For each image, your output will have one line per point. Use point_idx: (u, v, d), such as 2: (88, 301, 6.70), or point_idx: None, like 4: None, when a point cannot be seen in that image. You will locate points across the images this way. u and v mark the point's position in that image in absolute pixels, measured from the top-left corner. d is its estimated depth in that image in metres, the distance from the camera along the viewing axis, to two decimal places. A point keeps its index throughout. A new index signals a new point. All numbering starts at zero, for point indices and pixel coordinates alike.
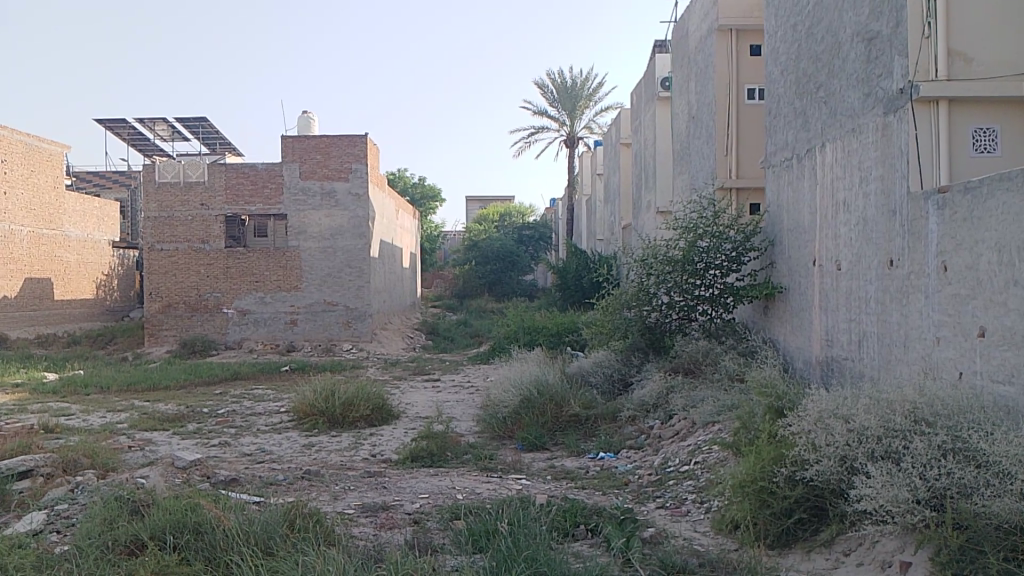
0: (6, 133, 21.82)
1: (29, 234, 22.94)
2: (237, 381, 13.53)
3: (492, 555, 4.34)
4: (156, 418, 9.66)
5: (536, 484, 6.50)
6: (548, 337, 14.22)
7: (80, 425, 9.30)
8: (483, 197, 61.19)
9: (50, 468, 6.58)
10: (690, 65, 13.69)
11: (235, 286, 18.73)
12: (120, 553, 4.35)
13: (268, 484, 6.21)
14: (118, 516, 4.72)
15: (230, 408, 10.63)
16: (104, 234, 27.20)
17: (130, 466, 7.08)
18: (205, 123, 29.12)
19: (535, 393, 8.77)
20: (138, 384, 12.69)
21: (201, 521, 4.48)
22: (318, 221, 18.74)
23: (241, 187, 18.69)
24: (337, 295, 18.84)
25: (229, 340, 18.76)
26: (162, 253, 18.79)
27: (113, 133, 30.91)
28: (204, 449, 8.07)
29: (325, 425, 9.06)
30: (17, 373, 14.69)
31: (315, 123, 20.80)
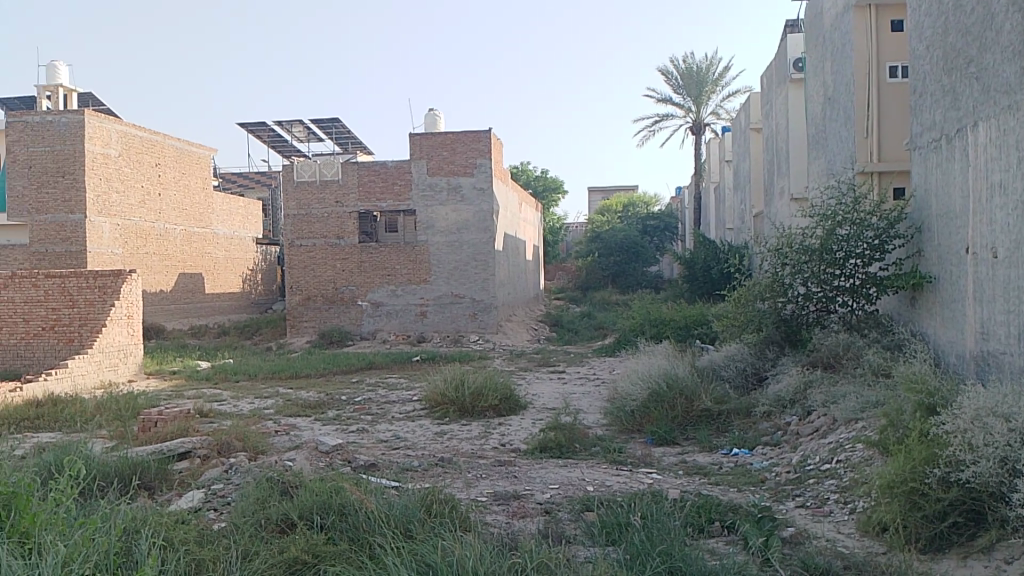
0: (160, 138, 23.62)
1: (182, 233, 24.78)
2: (371, 370, 14.08)
3: (626, 547, 4.32)
4: (299, 405, 10.20)
5: (668, 479, 6.40)
6: (676, 330, 13.97)
7: (231, 410, 9.99)
8: (605, 188, 60.79)
9: (206, 450, 7.06)
10: (825, 44, 13.04)
11: (368, 280, 19.50)
12: (272, 530, 4.61)
13: (405, 470, 6.43)
14: (269, 496, 5.01)
15: (366, 396, 11.10)
16: (249, 232, 28.99)
17: (278, 449, 7.51)
18: (337, 123, 30.41)
19: (664, 387, 8.64)
20: (281, 373, 13.43)
21: (345, 503, 4.69)
22: (445, 216, 19.19)
23: (372, 184, 19.40)
24: (464, 287, 19.24)
25: (364, 331, 19.53)
26: (301, 249, 19.77)
27: (255, 136, 32.84)
28: (344, 434, 8.45)
29: (456, 414, 9.28)
30: (175, 362, 15.89)
31: (441, 120, 21.29)
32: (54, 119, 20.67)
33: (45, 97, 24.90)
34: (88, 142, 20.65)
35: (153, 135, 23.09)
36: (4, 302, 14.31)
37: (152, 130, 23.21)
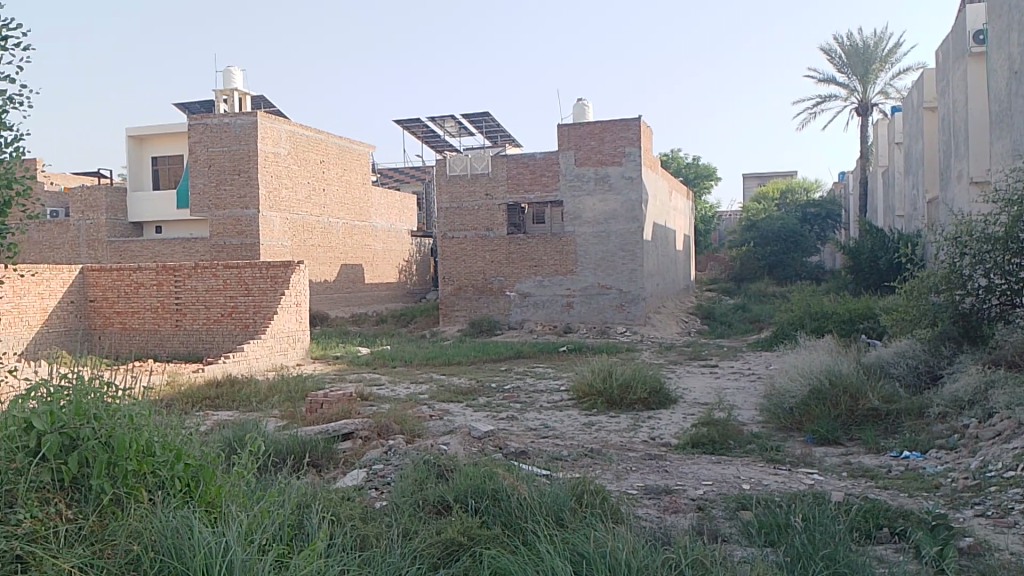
0: (323, 137, 25.06)
1: (344, 226, 26.19)
2: (520, 360, 14.28)
3: (786, 550, 4.13)
4: (452, 391, 10.54)
5: (830, 480, 6.07)
6: (838, 324, 13.24)
7: (389, 394, 10.48)
8: (761, 175, 58.43)
9: (367, 432, 7.42)
10: (1012, 12, 11.86)
11: (517, 270, 19.81)
12: (430, 510, 4.78)
13: (555, 459, 6.49)
14: (427, 479, 5.20)
15: (516, 384, 11.30)
16: (405, 224, 30.15)
17: (433, 433, 7.79)
18: (488, 117, 31.02)
19: (826, 383, 8.21)
20: (435, 360, 13.93)
21: (498, 488, 4.80)
22: (593, 206, 19.14)
23: (521, 176, 19.67)
24: (612, 278, 19.11)
25: (513, 321, 19.86)
26: (453, 240, 20.37)
27: (410, 132, 34.13)
28: (495, 422, 8.64)
29: (604, 406, 9.25)
30: (337, 347, 16.86)
31: (590, 109, 21.23)
32: (231, 122, 22.41)
33: (223, 100, 27.02)
34: (260, 142, 22.23)
35: (318, 135, 24.54)
36: (189, 290, 15.77)
37: (317, 130, 24.67)
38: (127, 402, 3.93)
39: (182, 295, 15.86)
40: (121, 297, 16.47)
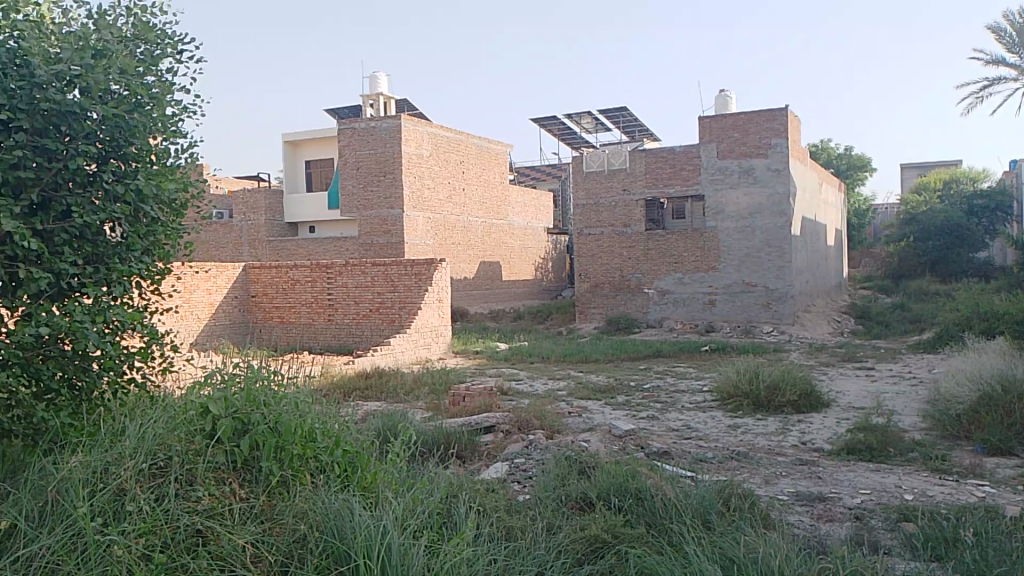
0: (463, 138, 25.70)
1: (482, 224, 26.73)
2: (660, 358, 14.05)
3: (955, 566, 3.83)
4: (590, 388, 10.51)
5: (1004, 494, 5.57)
6: (1012, 325, 12.14)
7: (528, 389, 10.60)
8: (921, 164, 54.52)
9: (507, 426, 7.52)
10: None
11: (656, 267, 19.51)
12: (573, 506, 4.78)
13: (699, 461, 6.33)
14: (569, 475, 5.21)
15: (655, 383, 11.13)
16: (542, 222, 30.39)
17: (573, 429, 7.80)
18: (626, 112, 30.72)
19: (999, 389, 7.54)
20: (573, 357, 13.94)
21: (642, 487, 4.73)
22: (736, 201, 18.53)
23: (660, 170, 19.36)
24: (756, 275, 18.43)
25: (651, 319, 19.56)
26: (590, 237, 20.33)
27: (547, 130, 34.35)
28: (635, 420, 8.54)
29: (750, 408, 8.93)
30: (477, 343, 17.22)
31: (732, 101, 20.58)
32: (378, 125, 23.38)
33: (370, 105, 28.25)
34: (404, 144, 23.06)
35: (457, 135, 25.19)
36: (340, 287, 16.63)
37: (457, 131, 25.33)
38: (292, 390, 4.19)
39: (334, 291, 16.75)
40: (279, 293, 17.60)
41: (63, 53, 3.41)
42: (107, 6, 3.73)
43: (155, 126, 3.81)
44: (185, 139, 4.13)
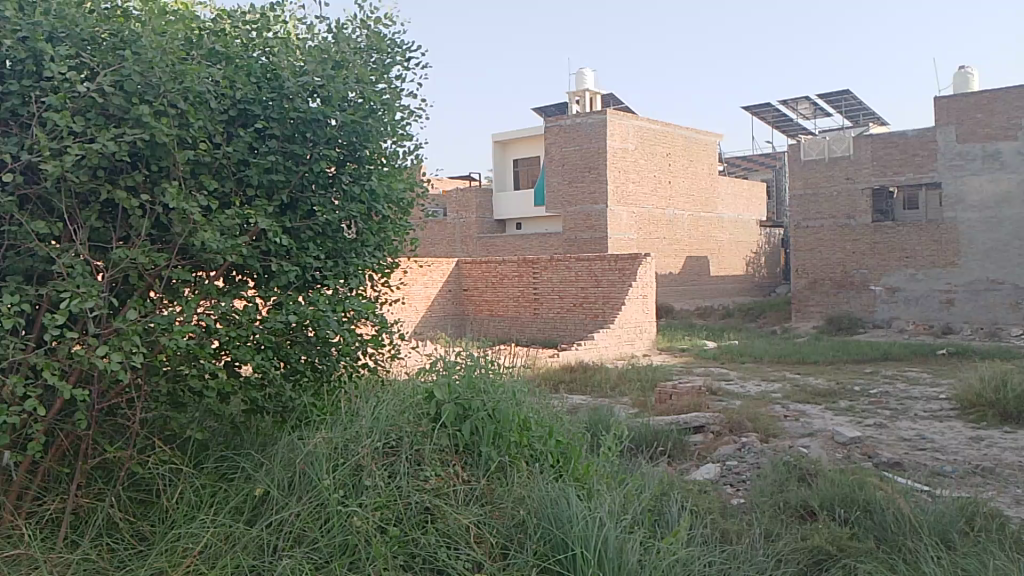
0: (671, 130, 25.27)
1: (690, 218, 26.13)
2: (887, 361, 12.97)
3: None
4: (808, 392, 9.91)
5: None
6: None
7: (739, 390, 10.19)
8: None
9: (718, 427, 7.28)
10: None
11: (883, 262, 18.02)
12: (793, 514, 4.53)
13: (937, 474, 5.76)
14: (788, 481, 4.94)
15: (883, 388, 10.28)
16: (753, 215, 29.14)
17: (790, 434, 7.40)
18: (848, 96, 28.69)
19: None
20: (788, 357, 13.24)
21: (871, 500, 4.39)
22: (980, 188, 16.69)
23: (889, 157, 17.88)
24: (1005, 271, 16.47)
25: (877, 319, 18.08)
26: (808, 230, 19.18)
27: (760, 119, 32.89)
28: (860, 428, 7.94)
29: (997, 420, 7.98)
30: (684, 340, 16.84)
31: (976, 77, 18.55)
32: (582, 121, 23.58)
33: (576, 102, 28.56)
34: (611, 138, 23.09)
35: (665, 128, 24.82)
36: (546, 281, 16.98)
37: (664, 123, 24.97)
38: (508, 380, 4.33)
39: (539, 286, 17.12)
40: (488, 288, 18.29)
41: (308, 66, 3.71)
42: (344, 18, 3.97)
43: (386, 130, 4.02)
44: (412, 141, 4.33)
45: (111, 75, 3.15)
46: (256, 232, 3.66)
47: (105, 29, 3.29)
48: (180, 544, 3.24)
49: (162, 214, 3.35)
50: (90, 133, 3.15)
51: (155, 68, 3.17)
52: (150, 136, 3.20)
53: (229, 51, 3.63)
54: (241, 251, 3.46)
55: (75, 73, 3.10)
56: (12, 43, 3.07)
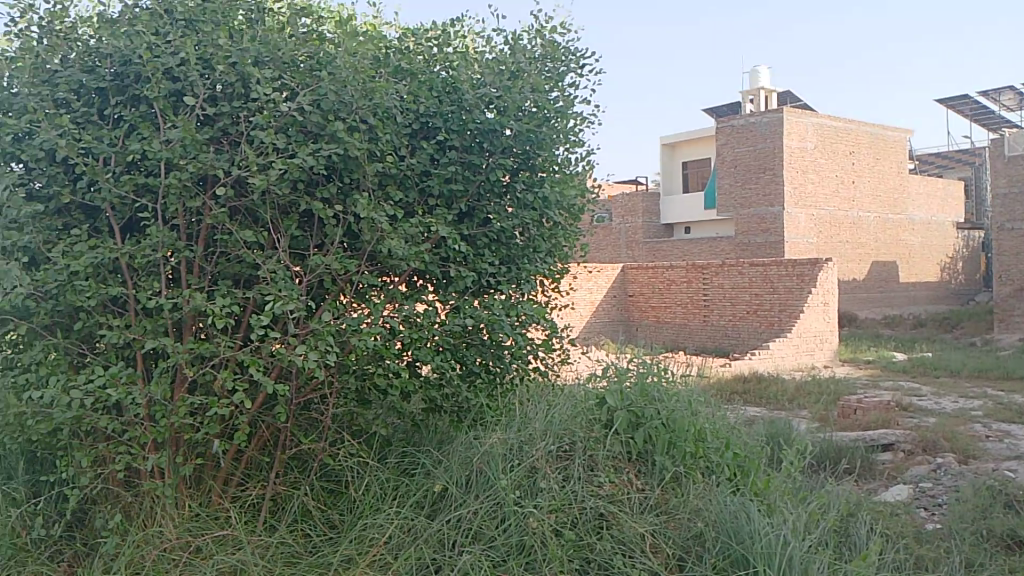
0: (854, 127, 23.80)
1: (875, 220, 24.45)
2: None
3: None
4: (1016, 411, 8.96)
5: None
6: None
7: (933, 407, 9.39)
8: None
9: (910, 446, 6.76)
10: None
11: None
12: (998, 544, 4.12)
13: None
14: (991, 507, 4.50)
15: None
16: (948, 216, 26.80)
17: (995, 457, 6.72)
18: None
19: None
20: (990, 372, 12.05)
21: None
22: None
23: None
24: None
25: None
26: (1014, 233, 17.37)
27: (956, 112, 30.25)
28: None
29: None
30: (868, 351, 15.76)
31: None
32: (757, 121, 22.73)
33: (749, 101, 27.60)
34: (787, 138, 22.10)
35: (847, 124, 23.41)
36: (717, 287, 16.51)
37: (846, 120, 23.56)
38: (681, 387, 4.24)
39: (710, 291, 16.69)
40: (656, 293, 18.05)
41: (486, 79, 3.81)
42: (521, 29, 4.05)
43: (560, 138, 4.05)
44: (585, 147, 4.33)
45: (310, 95, 3.40)
46: (437, 239, 3.81)
47: (303, 51, 3.57)
48: (366, 534, 3.45)
49: (353, 223, 3.56)
50: (291, 149, 3.41)
51: (348, 86, 3.39)
52: (343, 150, 3.41)
53: (413, 67, 3.79)
54: (423, 258, 3.61)
55: (279, 95, 3.37)
56: (225, 69, 3.39)
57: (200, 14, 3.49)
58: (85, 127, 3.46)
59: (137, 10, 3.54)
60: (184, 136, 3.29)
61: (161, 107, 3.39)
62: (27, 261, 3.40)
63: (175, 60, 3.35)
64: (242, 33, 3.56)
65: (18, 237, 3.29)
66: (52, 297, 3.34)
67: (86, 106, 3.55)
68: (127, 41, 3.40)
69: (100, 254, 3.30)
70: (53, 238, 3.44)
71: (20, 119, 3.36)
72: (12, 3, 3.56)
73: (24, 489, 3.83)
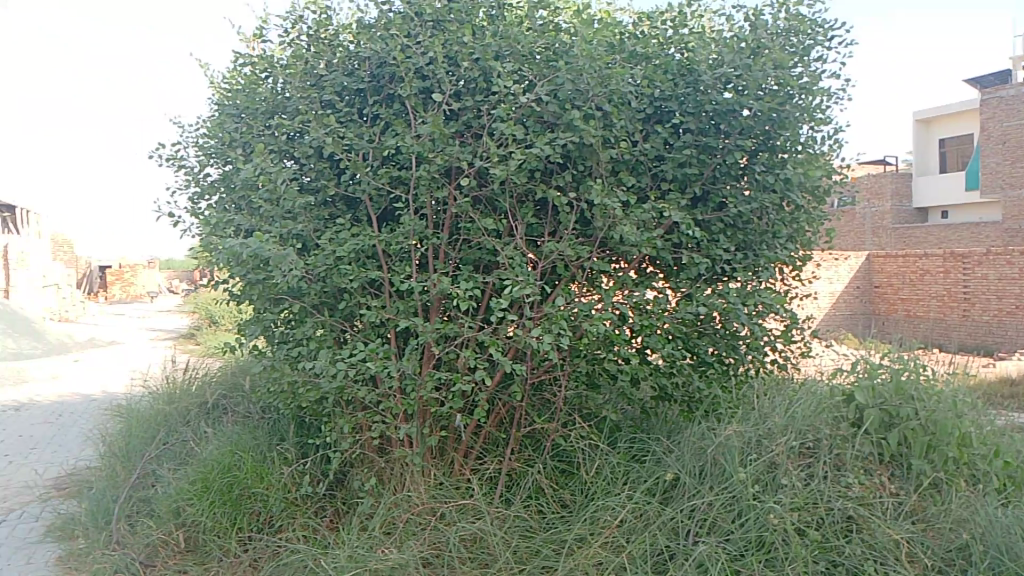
0: None
1: None
2: None
3: None
4: None
5: None
6: None
7: None
8: None
9: None
10: None
11: None
12: None
13: None
14: None
15: None
16: None
17: None
18: None
19: None
20: None
21: None
22: None
23: None
24: None
25: None
26: None
27: None
28: None
29: None
30: None
31: None
32: None
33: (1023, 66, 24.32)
34: None
35: None
36: (979, 279, 14.95)
37: None
38: (941, 385, 3.85)
39: (971, 284, 15.10)
40: (906, 285, 16.52)
41: (725, 58, 3.67)
42: (763, 4, 3.86)
43: (803, 116, 3.80)
44: (830, 124, 4.03)
45: (548, 86, 3.49)
46: (670, 225, 3.74)
47: (541, 43, 3.66)
48: (599, 516, 3.53)
49: (586, 210, 3.60)
50: (529, 140, 3.52)
51: (584, 74, 3.41)
52: (579, 137, 3.45)
53: (648, 51, 3.74)
54: (656, 244, 3.57)
55: (518, 87, 3.49)
56: (469, 65, 3.57)
57: (447, 14, 3.70)
58: (347, 126, 3.80)
59: (389, 14, 3.81)
60: (432, 131, 3.50)
61: (411, 104, 3.64)
62: (300, 247, 3.80)
63: (423, 59, 3.58)
64: (483, 29, 3.73)
65: (294, 226, 3.70)
66: (320, 279, 3.71)
67: (347, 106, 3.90)
68: (382, 43, 3.68)
69: (361, 241, 3.63)
70: (321, 227, 3.82)
71: (294, 120, 3.77)
72: (286, 16, 4.00)
73: (294, 449, 4.30)
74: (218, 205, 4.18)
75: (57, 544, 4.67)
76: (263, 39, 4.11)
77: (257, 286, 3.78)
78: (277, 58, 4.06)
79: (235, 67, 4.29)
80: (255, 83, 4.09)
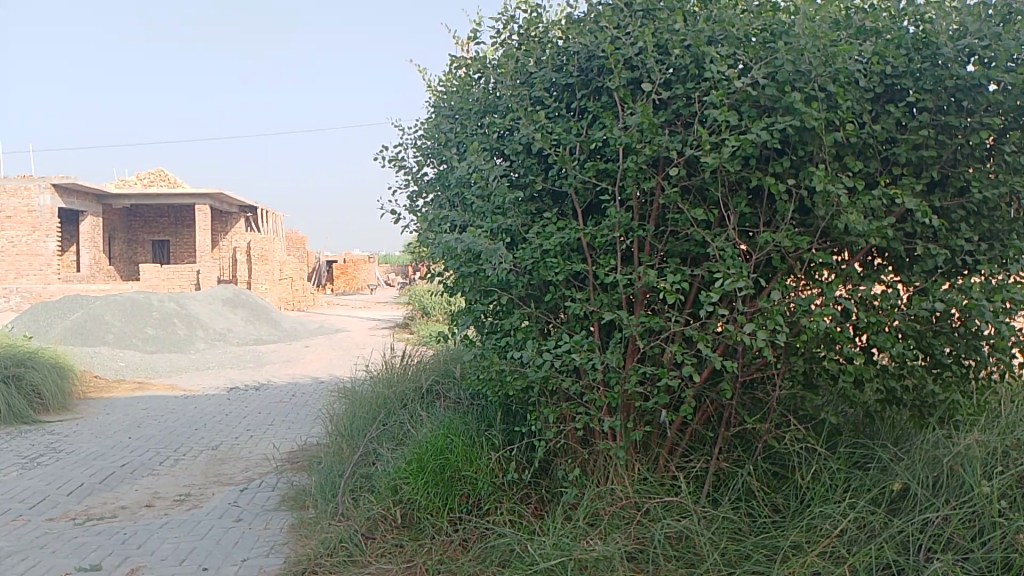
0: None
1: None
2: None
3: None
4: None
5: None
6: None
7: None
8: None
9: None
10: None
11: None
12: None
13: None
14: None
15: None
16: None
17: None
18: None
19: None
20: None
21: None
22: None
23: None
24: None
25: None
26: None
27: None
28: None
29: None
30: None
31: None
32: None
33: None
34: None
35: None
36: None
37: None
38: None
39: None
40: None
41: (971, 27, 3.29)
42: None
43: None
44: None
45: (765, 68, 3.32)
46: (901, 213, 3.44)
47: (757, 25, 3.50)
48: (817, 524, 3.34)
49: (806, 198, 3.39)
50: (743, 126, 3.39)
51: (806, 54, 3.22)
52: (800, 122, 3.26)
53: (878, 26, 3.44)
54: (886, 234, 3.29)
55: (732, 72, 3.35)
56: (681, 52, 3.49)
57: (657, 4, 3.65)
58: (556, 120, 3.86)
59: (598, 7, 3.81)
60: (641, 121, 3.46)
61: (620, 94, 3.61)
62: (508, 241, 3.91)
63: (633, 49, 3.54)
64: (695, 14, 3.62)
65: (504, 220, 3.80)
66: (528, 272, 3.79)
67: (557, 101, 3.94)
68: (591, 36, 3.69)
69: (567, 234, 3.65)
70: (529, 221, 3.90)
71: (506, 118, 3.88)
72: (499, 17, 4.12)
73: (501, 436, 4.43)
74: (434, 202, 4.41)
75: (291, 512, 5.17)
76: (475, 41, 4.27)
77: (469, 279, 3.93)
78: (488, 58, 4.20)
79: (450, 70, 4.50)
80: (469, 84, 4.26)
